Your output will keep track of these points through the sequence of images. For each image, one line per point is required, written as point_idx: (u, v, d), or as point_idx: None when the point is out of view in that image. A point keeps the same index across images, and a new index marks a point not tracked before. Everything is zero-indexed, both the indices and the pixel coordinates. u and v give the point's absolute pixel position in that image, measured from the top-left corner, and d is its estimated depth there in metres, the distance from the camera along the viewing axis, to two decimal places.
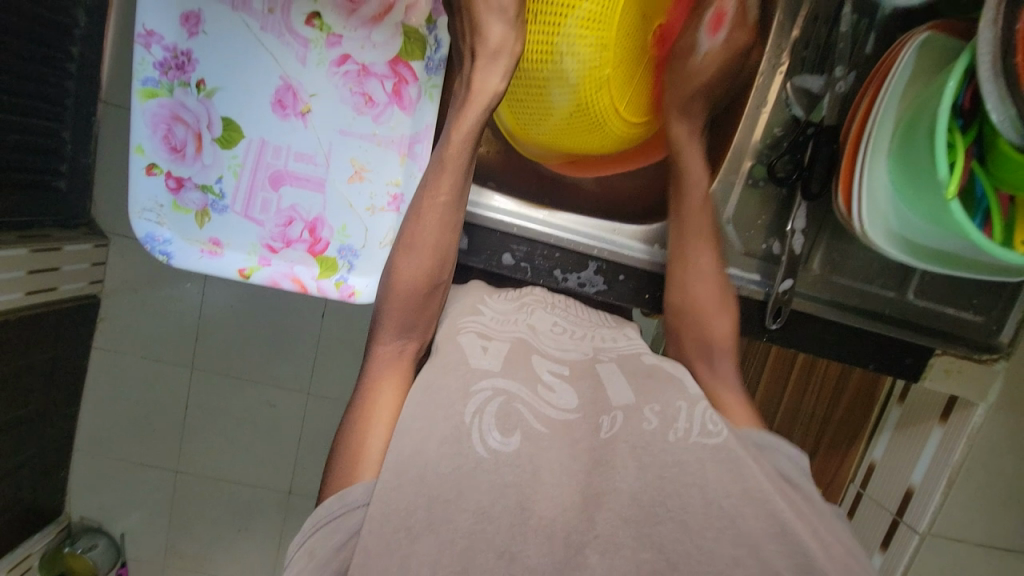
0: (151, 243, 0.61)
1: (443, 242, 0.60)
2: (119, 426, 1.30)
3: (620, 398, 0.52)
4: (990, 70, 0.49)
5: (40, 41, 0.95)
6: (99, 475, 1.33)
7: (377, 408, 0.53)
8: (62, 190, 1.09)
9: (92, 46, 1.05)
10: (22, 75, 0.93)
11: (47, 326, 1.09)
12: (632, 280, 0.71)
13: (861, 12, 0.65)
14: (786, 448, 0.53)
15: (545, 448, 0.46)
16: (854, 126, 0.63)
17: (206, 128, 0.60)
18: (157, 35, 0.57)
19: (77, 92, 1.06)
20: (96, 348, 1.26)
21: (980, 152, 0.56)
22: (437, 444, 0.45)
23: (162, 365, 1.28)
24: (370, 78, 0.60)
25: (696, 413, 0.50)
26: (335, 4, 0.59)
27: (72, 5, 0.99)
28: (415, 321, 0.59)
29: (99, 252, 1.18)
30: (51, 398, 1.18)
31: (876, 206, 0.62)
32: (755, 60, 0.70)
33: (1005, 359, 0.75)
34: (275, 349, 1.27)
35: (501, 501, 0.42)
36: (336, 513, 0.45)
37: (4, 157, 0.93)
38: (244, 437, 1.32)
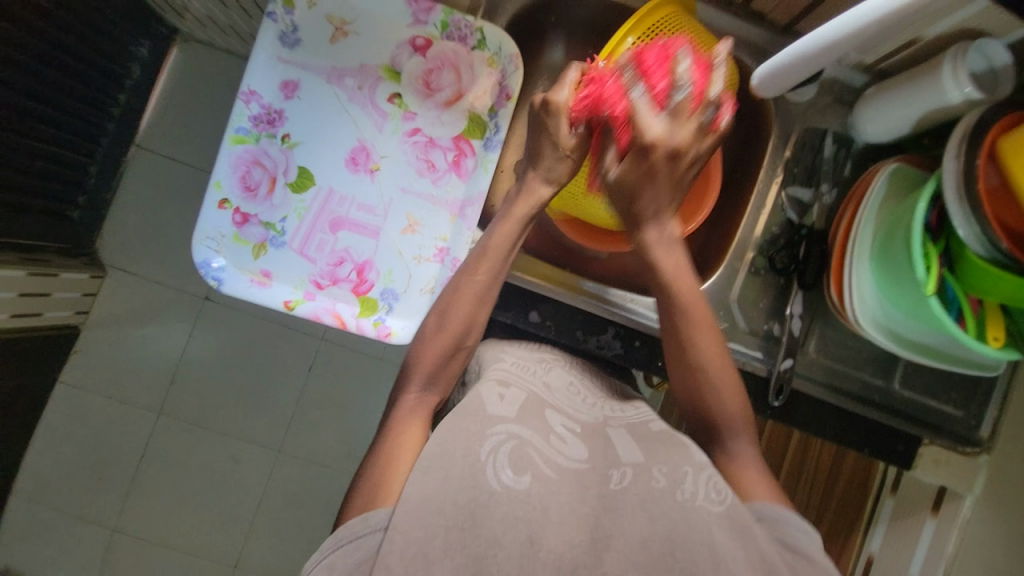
0: (206, 269, 0.65)
1: (474, 317, 0.61)
2: (70, 470, 1.23)
3: (629, 457, 0.54)
4: (954, 194, 0.60)
5: (95, 87, 1.05)
6: (30, 526, 1.23)
7: (398, 450, 0.53)
8: (73, 220, 1.15)
9: (138, 94, 1.17)
10: (72, 113, 1.01)
11: (22, 352, 1.08)
12: (646, 347, 0.77)
13: (840, 142, 0.80)
14: (802, 524, 0.52)
15: (555, 490, 0.49)
16: (841, 230, 0.73)
17: (282, 173, 0.67)
18: (257, 94, 0.66)
19: (114, 134, 1.16)
20: (62, 382, 1.23)
21: (949, 261, 0.66)
22: (456, 480, 0.47)
23: (129, 406, 1.25)
24: (435, 149, 0.70)
25: (700, 479, 0.52)
26: (415, 88, 0.69)
27: (131, 59, 1.11)
28: (439, 376, 0.60)
29: (93, 284, 1.20)
30: (4, 432, 1.12)
31: (865, 301, 0.70)
32: (754, 171, 0.81)
33: (987, 453, 0.80)
34: (253, 400, 1.27)
35: (512, 531, 0.45)
36: (359, 533, 0.47)
37: (31, 182, 0.99)
38: (200, 495, 1.26)
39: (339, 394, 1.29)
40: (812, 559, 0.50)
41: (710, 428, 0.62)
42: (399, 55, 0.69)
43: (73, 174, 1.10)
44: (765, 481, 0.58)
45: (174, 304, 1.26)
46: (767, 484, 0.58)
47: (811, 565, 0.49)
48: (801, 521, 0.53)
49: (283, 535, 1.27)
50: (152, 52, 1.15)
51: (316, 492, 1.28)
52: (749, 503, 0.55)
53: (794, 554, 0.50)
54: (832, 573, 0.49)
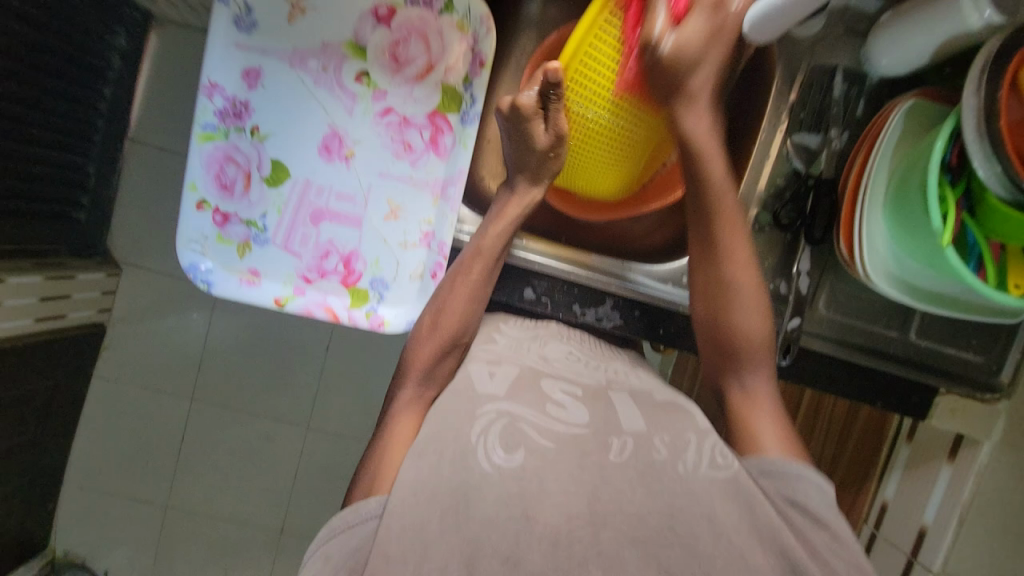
0: (194, 272, 0.65)
1: (468, 315, 0.63)
2: (113, 458, 1.30)
3: (630, 424, 0.53)
4: (974, 133, 0.55)
5: (77, 83, 1.02)
6: (86, 510, 1.32)
7: (393, 443, 0.54)
8: (79, 221, 1.15)
9: (122, 86, 1.14)
10: (57, 114, 0.99)
11: (52, 353, 1.12)
12: (646, 316, 0.75)
13: (851, 80, 0.73)
14: (814, 477, 0.51)
15: (553, 461, 0.48)
16: (852, 179, 0.68)
17: (256, 168, 0.65)
18: (219, 87, 0.63)
19: (105, 130, 1.14)
20: (96, 377, 1.28)
21: (969, 204, 0.61)
22: (448, 462, 0.47)
23: (159, 396, 1.30)
24: (410, 128, 0.66)
25: (705, 447, 0.51)
26: (382, 64, 0.65)
27: (109, 49, 1.07)
28: (436, 374, 0.60)
29: (111, 282, 1.22)
30: (47, 427, 1.18)
31: (877, 251, 0.66)
32: (757, 117, 0.76)
33: (1006, 398, 0.77)
34: (275, 385, 1.31)
35: (505, 512, 0.44)
36: (352, 522, 0.48)
37: (29, 189, 0.98)
38: (237, 474, 1.32)
39: (357, 374, 1.32)
40: (816, 516, 0.49)
41: (733, 359, 0.61)
42: (362, 30, 0.65)
43: (69, 175, 1.09)
44: (777, 421, 0.57)
45: (188, 296, 1.28)
46: (779, 427, 0.57)
47: (817, 523, 0.49)
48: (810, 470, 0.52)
49: (318, 507, 1.34)
50: (130, 39, 1.11)
51: (341, 468, 1.33)
52: (759, 456, 0.54)
53: (804, 515, 0.50)
54: (843, 534, 0.49)
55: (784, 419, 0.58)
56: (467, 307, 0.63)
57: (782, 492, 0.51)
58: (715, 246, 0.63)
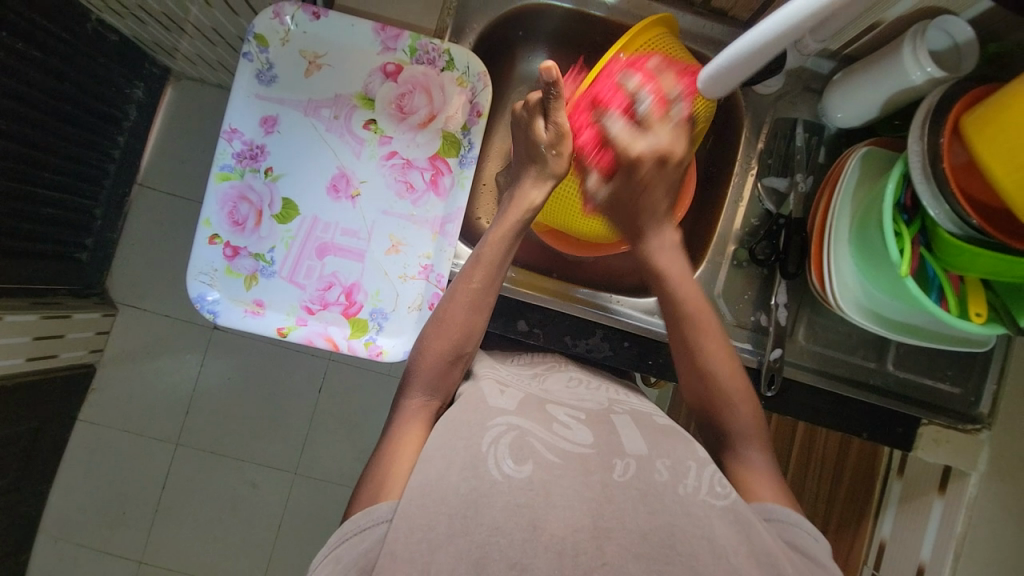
0: (201, 302, 0.68)
1: (470, 323, 0.62)
2: (92, 505, 1.26)
3: (634, 448, 0.55)
4: (921, 175, 0.61)
5: (93, 131, 1.09)
6: (57, 564, 1.26)
7: (399, 454, 0.55)
8: (82, 261, 1.19)
9: (137, 135, 1.21)
10: (71, 159, 1.05)
11: (39, 392, 1.11)
12: (635, 347, 0.78)
13: (811, 130, 0.80)
14: (809, 525, 0.53)
15: (559, 476, 0.49)
16: (819, 217, 0.74)
17: (267, 206, 0.70)
18: (238, 132, 0.70)
19: (116, 175, 1.20)
20: (81, 420, 1.27)
21: (926, 240, 0.66)
22: (459, 470, 0.49)
23: (145, 439, 1.28)
24: (412, 170, 0.72)
25: (705, 475, 0.53)
26: (389, 113, 0.72)
27: (127, 101, 1.15)
28: (439, 386, 0.61)
29: (105, 322, 1.24)
30: (27, 471, 1.16)
31: (846, 285, 0.71)
32: (731, 163, 0.83)
33: (988, 429, 0.80)
34: (265, 425, 1.30)
35: (514, 518, 0.46)
36: (361, 527, 0.48)
37: (37, 228, 1.03)
38: (220, 521, 1.28)
39: (350, 413, 1.31)
40: (813, 557, 0.50)
41: (727, 441, 0.62)
42: (371, 83, 0.72)
43: (78, 217, 1.14)
44: (778, 489, 0.57)
45: (181, 336, 1.29)
46: (777, 488, 0.58)
47: (812, 561, 0.50)
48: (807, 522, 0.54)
49: (304, 556, 1.29)
50: (148, 93, 1.20)
51: (331, 513, 1.30)
52: (762, 502, 0.56)
53: (803, 557, 0.50)
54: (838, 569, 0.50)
55: (785, 488, 0.58)
56: (467, 315, 0.62)
57: (786, 537, 0.52)
58: (688, 342, 0.64)
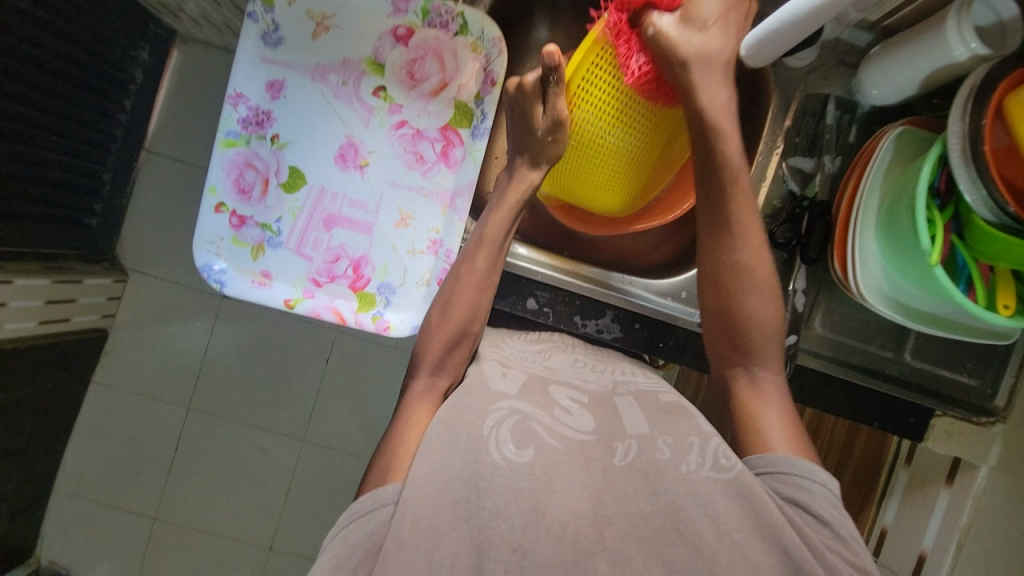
0: (208, 272, 0.67)
1: (477, 304, 0.63)
2: (107, 465, 1.30)
3: (635, 428, 0.54)
4: (961, 158, 0.58)
5: (100, 94, 1.07)
6: (75, 519, 1.30)
7: (406, 434, 0.54)
8: (91, 226, 1.19)
9: (143, 98, 1.19)
10: (78, 122, 1.03)
11: (53, 356, 1.13)
12: (645, 329, 0.77)
13: (843, 107, 0.77)
14: (819, 475, 0.52)
15: (557, 462, 0.49)
16: (845, 201, 0.70)
17: (274, 174, 0.68)
18: (244, 97, 0.68)
19: (124, 140, 1.18)
20: (95, 383, 1.29)
21: (957, 228, 0.63)
22: (461, 457, 0.49)
23: (158, 403, 1.30)
24: (423, 140, 0.70)
25: (708, 448, 0.52)
26: (399, 80, 0.69)
27: (133, 63, 1.12)
28: (446, 363, 0.61)
29: (116, 288, 1.25)
30: (43, 431, 1.18)
31: (870, 272, 0.68)
32: (755, 141, 0.79)
33: (1002, 422, 0.78)
34: (274, 394, 1.31)
35: (516, 504, 0.45)
36: (368, 508, 0.48)
37: (45, 192, 1.02)
38: (230, 484, 1.31)
39: (357, 385, 1.32)
40: (819, 517, 0.49)
41: (748, 356, 0.61)
42: (381, 48, 0.69)
43: (86, 182, 1.13)
44: (782, 419, 0.57)
45: (191, 303, 1.30)
46: (784, 423, 0.57)
47: (821, 525, 0.48)
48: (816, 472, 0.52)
49: (312, 521, 1.32)
50: (153, 55, 1.16)
51: (337, 481, 1.32)
52: (763, 454, 0.55)
53: (804, 515, 0.49)
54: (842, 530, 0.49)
55: (791, 416, 0.58)
56: (474, 294, 0.63)
57: (784, 488, 0.51)
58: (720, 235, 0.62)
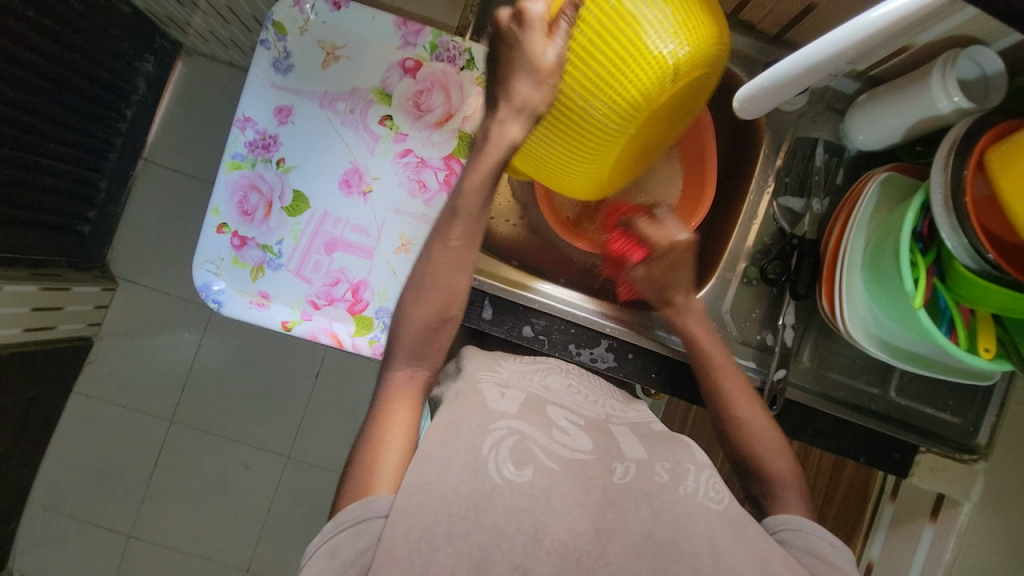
0: (206, 292, 0.68)
1: (454, 284, 0.61)
2: (84, 477, 1.27)
3: (632, 452, 0.56)
4: (942, 206, 0.60)
5: (100, 102, 1.08)
6: (47, 533, 1.26)
7: (389, 431, 0.55)
8: (84, 234, 1.18)
9: (144, 109, 1.20)
10: (78, 129, 1.04)
11: (36, 363, 1.11)
12: (639, 359, 0.78)
13: (832, 152, 0.79)
14: (829, 536, 0.55)
15: (557, 482, 0.49)
16: (832, 243, 0.73)
17: (278, 197, 0.69)
18: (252, 121, 0.69)
19: (122, 149, 1.19)
20: (76, 392, 1.26)
21: (939, 271, 0.66)
22: (459, 470, 0.48)
23: (140, 415, 1.28)
24: (426, 169, 0.71)
25: (701, 477, 0.54)
26: (405, 110, 0.71)
27: (136, 74, 1.13)
28: (425, 351, 0.61)
29: (104, 296, 1.23)
30: (20, 440, 1.16)
31: (857, 312, 0.70)
32: (748, 180, 0.81)
33: (984, 460, 0.81)
34: (260, 408, 1.30)
35: (515, 522, 0.46)
36: (359, 518, 0.48)
37: (40, 198, 1.02)
38: (210, 501, 1.29)
39: (346, 402, 1.31)
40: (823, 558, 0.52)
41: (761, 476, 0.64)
42: (389, 79, 0.70)
43: (81, 189, 1.13)
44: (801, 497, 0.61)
45: (181, 314, 1.29)
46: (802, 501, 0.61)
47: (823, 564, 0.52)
48: (825, 531, 0.56)
49: (293, 541, 1.30)
50: (157, 68, 1.18)
51: (322, 499, 1.30)
52: (778, 515, 0.59)
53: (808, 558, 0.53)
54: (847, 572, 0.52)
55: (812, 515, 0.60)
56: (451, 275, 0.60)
57: (800, 543, 0.55)
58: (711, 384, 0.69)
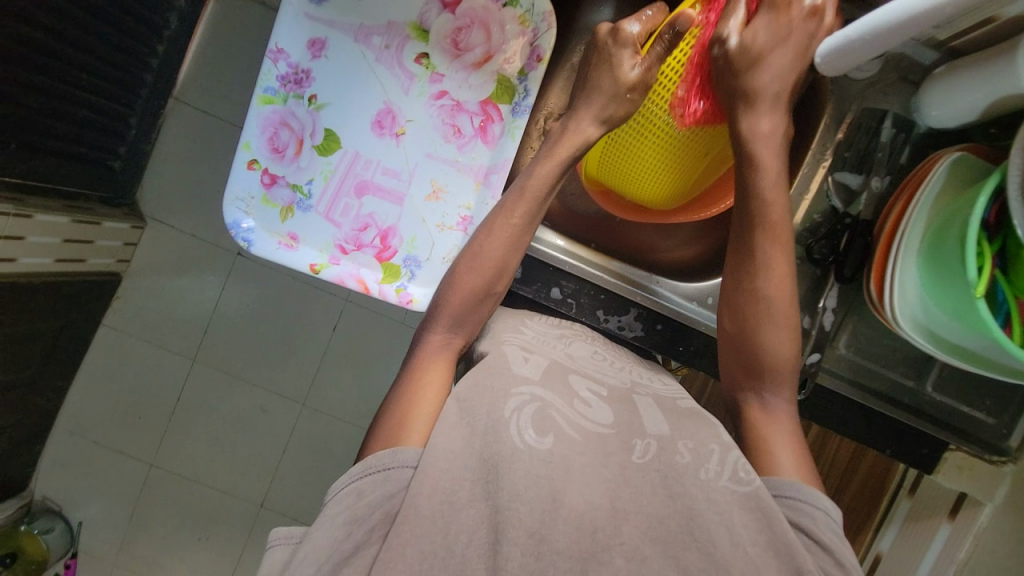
0: (235, 230, 0.66)
1: (507, 259, 0.60)
2: (108, 407, 1.31)
3: (655, 428, 0.53)
4: (1017, 192, 0.56)
5: (133, 36, 1.05)
6: (72, 456, 1.32)
7: (420, 389, 0.54)
8: (115, 170, 1.18)
9: (176, 46, 1.16)
10: (108, 62, 1.02)
11: (66, 295, 1.13)
12: (667, 331, 0.76)
13: (899, 127, 0.75)
14: (828, 507, 0.49)
15: (577, 452, 0.48)
16: (890, 222, 0.69)
17: (309, 135, 0.67)
18: (285, 53, 0.66)
19: (154, 86, 1.17)
20: (103, 325, 1.30)
21: (1002, 262, 0.62)
22: (481, 435, 0.48)
23: (163, 352, 1.31)
24: (461, 113, 0.68)
25: (728, 459, 0.50)
26: (443, 48, 0.68)
27: (169, 9, 1.09)
28: (466, 320, 0.59)
29: (134, 233, 1.25)
30: (49, 367, 1.20)
31: (905, 298, 0.67)
32: (803, 150, 0.76)
33: (1013, 462, 0.78)
34: (277, 354, 1.32)
35: (535, 488, 0.44)
36: (387, 465, 0.48)
37: (72, 130, 1.01)
38: (227, 439, 1.33)
39: (361, 357, 1.33)
40: (821, 542, 0.47)
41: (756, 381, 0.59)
42: (427, 14, 0.67)
43: (112, 125, 1.12)
44: (797, 443, 0.55)
45: (205, 256, 1.30)
46: (797, 449, 0.54)
47: (822, 550, 0.46)
48: (823, 501, 0.50)
49: (303, 484, 1.34)
50: (190, 2, 1.14)
51: (334, 445, 1.34)
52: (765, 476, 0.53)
53: (807, 540, 0.47)
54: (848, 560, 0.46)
55: (802, 450, 0.55)
56: (505, 250, 0.60)
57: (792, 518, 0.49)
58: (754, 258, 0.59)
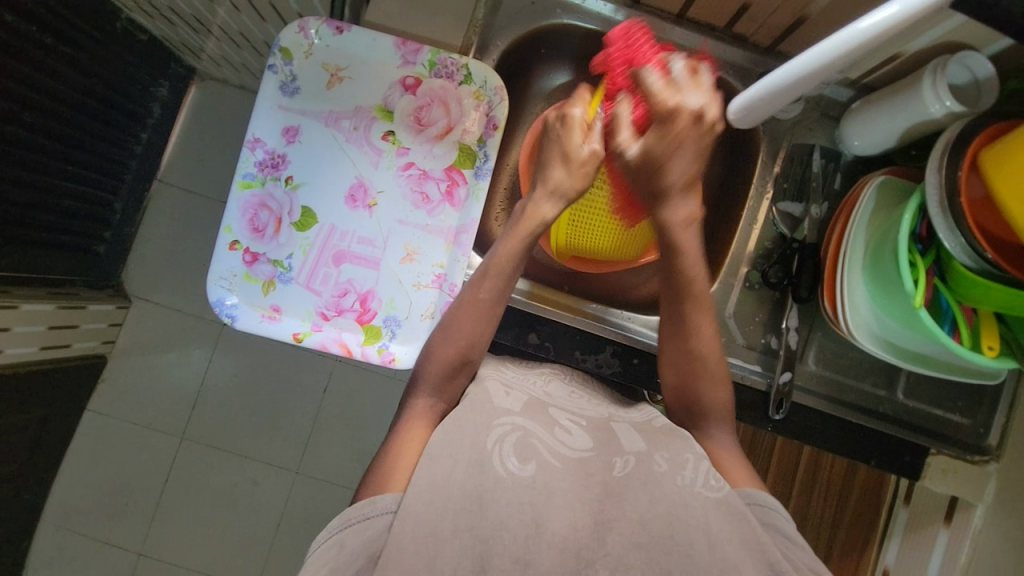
0: (220, 307, 0.70)
1: (478, 332, 0.65)
2: (94, 494, 1.28)
3: (632, 445, 0.57)
4: (938, 207, 0.62)
5: (117, 126, 1.11)
6: (58, 552, 1.27)
7: (405, 448, 0.57)
8: (99, 254, 1.21)
9: (159, 132, 1.24)
10: (93, 153, 1.08)
11: (50, 382, 1.13)
12: (644, 364, 0.79)
13: (828, 157, 0.81)
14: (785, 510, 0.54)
15: (558, 478, 0.52)
16: (834, 241, 0.74)
17: (287, 213, 0.72)
18: (261, 142, 0.72)
19: (137, 171, 1.23)
20: (88, 410, 1.28)
21: (939, 271, 0.67)
22: (463, 469, 0.51)
23: (150, 432, 1.29)
24: (428, 181, 0.74)
25: (701, 467, 0.55)
26: (407, 125, 0.74)
27: (151, 99, 1.17)
28: (446, 388, 0.63)
29: (119, 314, 1.26)
30: (34, 458, 1.18)
31: (859, 312, 0.71)
32: (745, 189, 0.83)
33: (995, 461, 0.80)
34: (268, 423, 1.31)
35: (518, 516, 0.47)
36: (367, 515, 0.50)
37: (57, 220, 1.05)
38: (219, 518, 1.29)
39: (355, 417, 1.32)
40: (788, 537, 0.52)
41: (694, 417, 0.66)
42: (390, 96, 0.73)
43: (96, 211, 1.16)
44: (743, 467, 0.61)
45: (192, 331, 1.31)
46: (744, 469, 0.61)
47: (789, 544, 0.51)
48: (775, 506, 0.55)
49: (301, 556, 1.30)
50: (171, 93, 1.22)
51: (329, 513, 1.31)
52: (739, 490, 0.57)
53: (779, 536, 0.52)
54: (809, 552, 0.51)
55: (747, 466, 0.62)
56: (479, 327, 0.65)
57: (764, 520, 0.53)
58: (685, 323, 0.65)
